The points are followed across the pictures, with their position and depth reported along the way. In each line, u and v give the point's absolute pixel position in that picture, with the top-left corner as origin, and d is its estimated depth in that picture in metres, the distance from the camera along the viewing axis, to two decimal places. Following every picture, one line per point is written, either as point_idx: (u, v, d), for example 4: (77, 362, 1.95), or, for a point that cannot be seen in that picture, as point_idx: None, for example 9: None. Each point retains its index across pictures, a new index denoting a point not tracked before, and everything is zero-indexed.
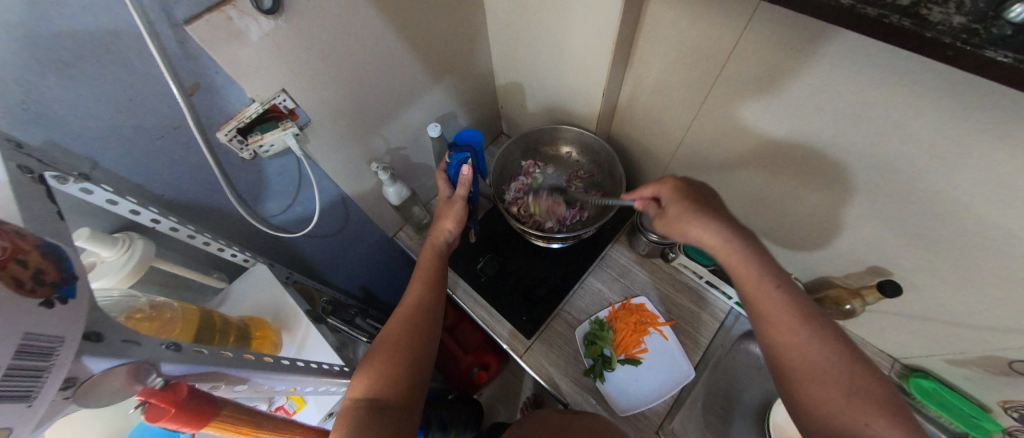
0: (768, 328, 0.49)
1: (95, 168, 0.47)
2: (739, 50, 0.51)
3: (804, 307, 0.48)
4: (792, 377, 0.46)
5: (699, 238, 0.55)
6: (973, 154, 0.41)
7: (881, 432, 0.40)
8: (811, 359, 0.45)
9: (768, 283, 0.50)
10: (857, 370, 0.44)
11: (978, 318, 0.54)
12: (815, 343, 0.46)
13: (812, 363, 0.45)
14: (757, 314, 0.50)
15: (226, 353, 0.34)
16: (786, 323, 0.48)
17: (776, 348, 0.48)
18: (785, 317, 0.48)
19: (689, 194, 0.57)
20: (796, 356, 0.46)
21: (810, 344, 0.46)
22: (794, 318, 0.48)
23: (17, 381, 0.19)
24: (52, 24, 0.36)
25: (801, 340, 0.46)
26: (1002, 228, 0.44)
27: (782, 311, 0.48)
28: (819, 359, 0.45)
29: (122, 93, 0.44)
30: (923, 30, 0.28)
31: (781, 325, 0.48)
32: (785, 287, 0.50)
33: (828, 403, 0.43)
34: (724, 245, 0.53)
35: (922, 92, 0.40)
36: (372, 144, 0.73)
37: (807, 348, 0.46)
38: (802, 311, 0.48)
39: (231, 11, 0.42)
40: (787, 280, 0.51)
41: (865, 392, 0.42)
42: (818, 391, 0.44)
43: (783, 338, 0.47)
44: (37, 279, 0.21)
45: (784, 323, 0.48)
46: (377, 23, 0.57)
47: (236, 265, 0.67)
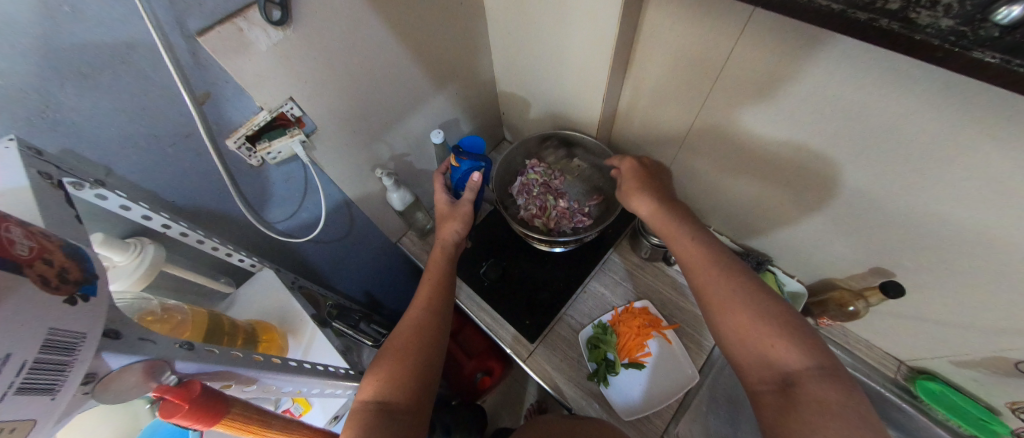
0: (691, 276, 0.56)
1: (109, 175, 0.49)
2: (734, 55, 0.52)
3: (718, 253, 0.55)
4: (712, 312, 0.52)
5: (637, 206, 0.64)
6: (968, 155, 0.41)
7: (785, 352, 0.45)
8: (719, 292, 0.51)
9: (689, 235, 0.58)
10: (768, 301, 0.49)
11: (982, 317, 0.54)
12: (728, 282, 0.52)
13: (721, 294, 0.51)
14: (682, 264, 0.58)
15: (236, 353, 0.35)
16: (703, 267, 0.54)
17: (699, 290, 0.54)
18: (703, 264, 0.55)
19: (637, 171, 0.67)
20: (713, 294, 0.52)
21: (724, 283, 0.52)
22: (709, 262, 0.54)
23: (44, 374, 0.20)
24: (74, 36, 0.38)
25: (716, 280, 0.53)
26: (1002, 227, 0.44)
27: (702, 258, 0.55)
28: (731, 293, 0.51)
29: (136, 102, 0.45)
30: (913, 34, 0.29)
31: (701, 269, 0.55)
32: (702, 241, 0.57)
33: (741, 331, 0.48)
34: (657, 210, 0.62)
35: (916, 94, 0.41)
36: (376, 150, 0.75)
37: (722, 285, 0.52)
38: (715, 256, 0.55)
39: (242, 22, 0.43)
40: (705, 232, 0.58)
41: (775, 318, 0.47)
42: (734, 321, 0.49)
43: (702, 281, 0.54)
44: (61, 278, 0.22)
45: (703, 271, 0.54)
46: (382, 33, 0.59)
47: (243, 271, 0.68)
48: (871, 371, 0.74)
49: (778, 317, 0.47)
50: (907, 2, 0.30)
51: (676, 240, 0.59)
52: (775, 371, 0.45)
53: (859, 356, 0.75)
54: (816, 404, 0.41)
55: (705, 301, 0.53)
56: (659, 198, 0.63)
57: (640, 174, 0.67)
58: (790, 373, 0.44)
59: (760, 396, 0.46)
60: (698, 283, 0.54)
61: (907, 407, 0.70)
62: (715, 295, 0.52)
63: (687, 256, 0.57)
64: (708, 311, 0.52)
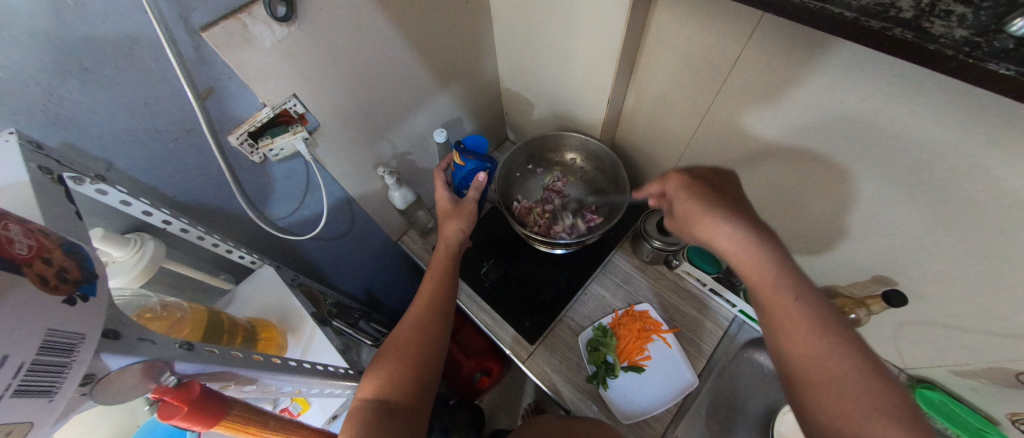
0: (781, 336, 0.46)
1: (109, 169, 0.48)
2: (743, 60, 0.52)
3: (824, 314, 0.44)
4: (810, 389, 0.42)
5: (717, 236, 0.51)
6: (977, 166, 0.41)
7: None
8: (825, 369, 0.41)
9: (787, 285, 0.47)
10: (892, 394, 0.39)
11: (984, 328, 0.54)
12: (838, 355, 0.42)
13: (828, 372, 0.41)
14: (769, 319, 0.47)
15: (236, 353, 0.34)
16: (804, 333, 0.44)
17: (791, 359, 0.44)
18: (802, 329, 0.44)
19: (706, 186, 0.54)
20: (815, 369, 0.42)
21: (826, 354, 0.42)
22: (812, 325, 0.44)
23: (42, 375, 0.20)
24: (76, 30, 0.37)
25: (822, 353, 0.42)
26: (1008, 241, 0.44)
27: (801, 318, 0.45)
28: (840, 374, 0.41)
29: (139, 96, 0.45)
30: (926, 43, 0.28)
31: (798, 331, 0.44)
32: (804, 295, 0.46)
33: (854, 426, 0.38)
34: (739, 245, 0.50)
35: (925, 104, 0.40)
36: (379, 148, 0.74)
37: (829, 362, 0.42)
38: (820, 319, 0.44)
39: (246, 18, 0.43)
40: (806, 285, 0.47)
41: (901, 418, 0.37)
42: (844, 412, 0.39)
43: (801, 348, 0.43)
44: (60, 277, 0.21)
45: (798, 332, 0.44)
46: (386, 31, 0.58)
47: (243, 267, 0.68)
48: None
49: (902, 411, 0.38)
50: (921, 12, 0.30)
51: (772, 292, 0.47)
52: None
53: None
54: None
55: (802, 376, 0.43)
56: (748, 229, 0.50)
57: (703, 189, 0.54)
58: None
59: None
60: (795, 350, 0.44)
61: None
62: (821, 374, 0.41)
63: (782, 311, 0.46)
64: (807, 389, 0.42)
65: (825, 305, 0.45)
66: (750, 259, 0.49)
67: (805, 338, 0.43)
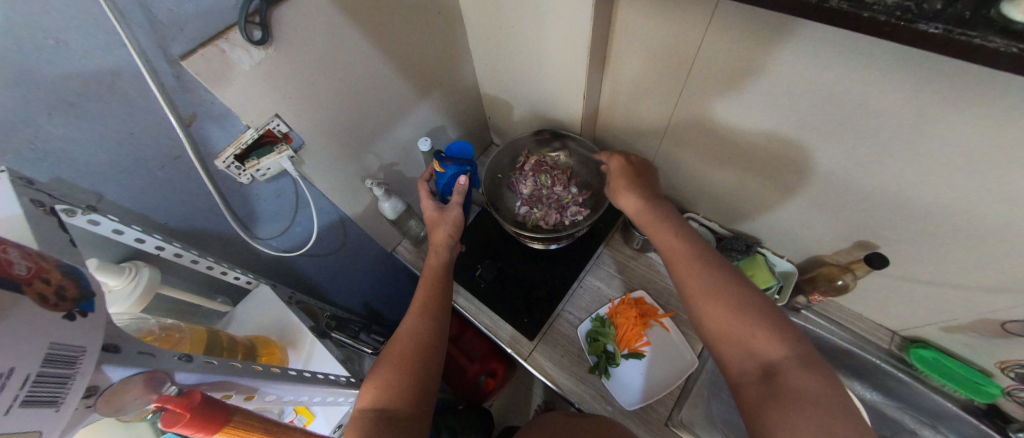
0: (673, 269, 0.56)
1: (100, 200, 0.49)
2: (703, 46, 0.54)
3: (700, 248, 0.56)
4: (696, 307, 0.52)
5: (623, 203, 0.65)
6: (933, 126, 0.43)
7: (769, 344, 0.46)
8: (706, 286, 0.52)
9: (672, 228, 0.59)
10: (751, 296, 0.50)
11: (964, 282, 0.56)
12: (710, 275, 0.52)
13: (708, 287, 0.51)
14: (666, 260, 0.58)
15: (235, 364, 0.36)
16: (685, 263, 0.55)
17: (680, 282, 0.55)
18: (686, 261, 0.55)
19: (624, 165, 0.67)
20: (695, 287, 0.53)
21: (705, 274, 0.53)
22: (692, 256, 0.55)
23: (47, 387, 0.21)
24: (58, 68, 0.39)
25: (699, 277, 0.53)
26: (973, 193, 0.46)
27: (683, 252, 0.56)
28: (716, 287, 0.51)
29: (124, 128, 0.46)
30: (860, 11, 0.30)
31: (681, 262, 0.56)
32: (684, 235, 0.58)
33: (725, 327, 0.49)
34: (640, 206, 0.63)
35: (876, 70, 0.42)
36: (365, 161, 0.75)
37: (704, 278, 0.52)
38: (697, 251, 0.56)
39: (223, 44, 0.45)
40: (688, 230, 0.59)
41: (758, 311, 0.48)
42: (716, 315, 0.50)
43: (685, 274, 0.54)
44: (58, 295, 0.23)
45: (682, 263, 0.55)
46: (362, 47, 0.60)
47: (239, 289, 0.69)
48: (866, 344, 0.75)
49: (761, 309, 0.48)
50: None
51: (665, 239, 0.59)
52: (758, 363, 0.46)
53: (853, 329, 0.77)
54: (801, 393, 0.42)
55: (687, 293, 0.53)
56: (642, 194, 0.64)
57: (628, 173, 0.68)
58: (774, 365, 0.45)
59: (742, 388, 0.47)
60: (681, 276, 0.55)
61: (903, 376, 0.72)
62: (701, 290, 0.52)
63: (670, 250, 0.58)
64: (693, 307, 0.52)
65: (700, 241, 0.57)
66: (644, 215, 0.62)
67: (689, 267, 0.54)
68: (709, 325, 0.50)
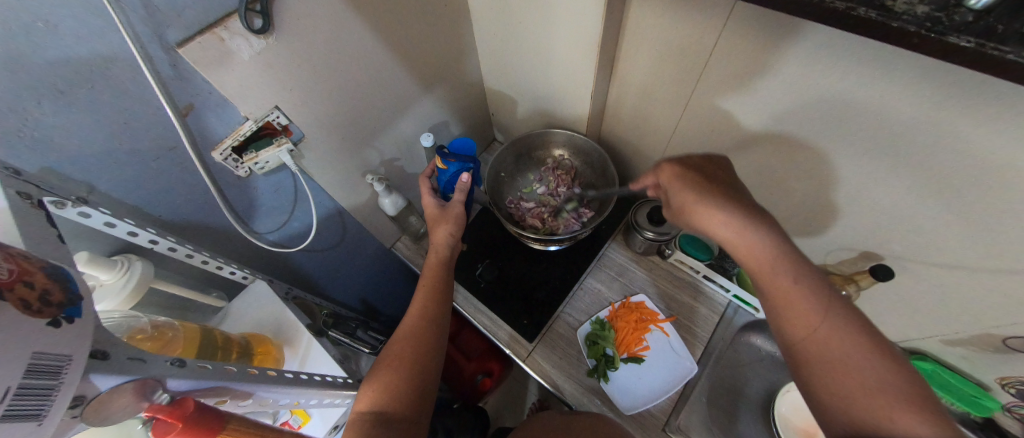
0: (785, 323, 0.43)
1: (91, 192, 0.48)
2: (718, 49, 0.52)
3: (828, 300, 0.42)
4: (813, 370, 0.40)
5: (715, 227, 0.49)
6: (950, 141, 0.42)
7: None
8: (835, 354, 0.39)
9: (783, 262, 0.45)
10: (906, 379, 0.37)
11: (969, 297, 0.56)
12: (845, 340, 0.39)
13: (839, 356, 0.39)
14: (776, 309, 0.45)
15: (230, 368, 0.34)
16: (808, 318, 0.42)
17: (800, 345, 0.42)
18: (807, 314, 0.42)
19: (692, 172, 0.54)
20: (822, 354, 0.40)
21: (834, 337, 0.40)
22: (812, 302, 0.42)
23: (30, 399, 0.19)
24: (48, 53, 0.37)
25: (830, 340, 0.40)
26: (985, 209, 0.45)
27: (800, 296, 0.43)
28: (853, 360, 0.38)
29: (118, 117, 0.45)
30: (889, 21, 0.29)
31: (798, 310, 0.43)
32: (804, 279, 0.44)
33: (860, 409, 0.37)
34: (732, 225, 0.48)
35: (895, 81, 0.41)
36: (366, 156, 0.74)
37: (833, 342, 0.40)
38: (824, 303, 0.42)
39: (222, 32, 0.43)
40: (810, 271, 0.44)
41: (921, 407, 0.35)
42: (856, 399, 0.37)
43: (800, 328, 0.42)
44: (43, 300, 0.21)
45: (801, 317, 0.42)
46: (366, 39, 0.58)
47: (235, 284, 0.68)
48: None
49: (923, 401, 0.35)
50: None
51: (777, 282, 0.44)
52: None
53: None
54: None
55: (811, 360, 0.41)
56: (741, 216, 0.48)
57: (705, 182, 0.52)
58: None
59: None
60: (796, 329, 0.42)
61: None
62: (833, 361, 0.39)
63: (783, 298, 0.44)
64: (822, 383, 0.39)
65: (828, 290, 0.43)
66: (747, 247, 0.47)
67: (811, 324, 0.41)
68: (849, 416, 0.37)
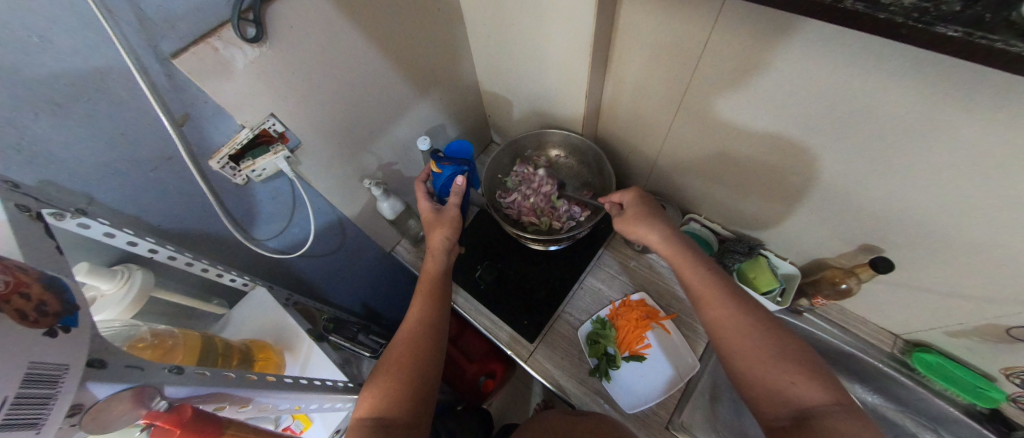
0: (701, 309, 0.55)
1: (90, 203, 0.48)
2: (709, 46, 0.52)
3: (731, 289, 0.55)
4: (723, 344, 0.51)
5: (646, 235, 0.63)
6: (945, 131, 0.42)
7: (804, 388, 0.45)
8: (739, 330, 0.51)
9: (699, 266, 0.58)
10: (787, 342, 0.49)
11: (970, 287, 0.55)
12: (744, 317, 0.52)
13: (741, 332, 0.51)
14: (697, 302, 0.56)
15: (229, 374, 0.35)
16: (720, 304, 0.54)
17: (708, 323, 0.54)
18: (717, 300, 0.54)
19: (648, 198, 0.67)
20: (727, 330, 0.52)
21: (737, 318, 0.52)
22: (721, 295, 0.54)
23: (27, 408, 0.20)
24: (45, 67, 0.38)
25: (735, 320, 0.52)
26: (985, 198, 0.45)
27: (713, 291, 0.55)
28: (749, 333, 0.50)
29: (115, 128, 0.45)
30: (876, 13, 0.29)
31: (713, 302, 0.54)
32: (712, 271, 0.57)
33: (759, 367, 0.48)
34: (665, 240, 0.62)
35: (886, 73, 0.41)
36: (363, 161, 0.74)
37: (739, 323, 0.51)
38: (728, 291, 0.55)
39: (216, 42, 0.43)
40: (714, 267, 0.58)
41: (791, 357, 0.47)
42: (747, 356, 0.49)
43: (713, 313, 0.54)
44: (39, 311, 0.22)
45: (714, 302, 0.54)
46: (360, 44, 0.58)
47: (235, 291, 0.68)
48: (869, 348, 0.75)
49: (797, 356, 0.48)
50: None
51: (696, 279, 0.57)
52: (792, 406, 0.45)
53: (856, 332, 0.76)
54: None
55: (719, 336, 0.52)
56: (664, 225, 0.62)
57: (650, 204, 0.67)
58: (809, 410, 0.44)
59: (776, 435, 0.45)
60: (708, 319, 0.54)
61: (905, 379, 0.71)
62: (735, 333, 0.51)
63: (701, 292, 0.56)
64: (722, 346, 0.52)
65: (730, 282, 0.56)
66: (670, 249, 0.61)
67: (719, 307, 0.53)
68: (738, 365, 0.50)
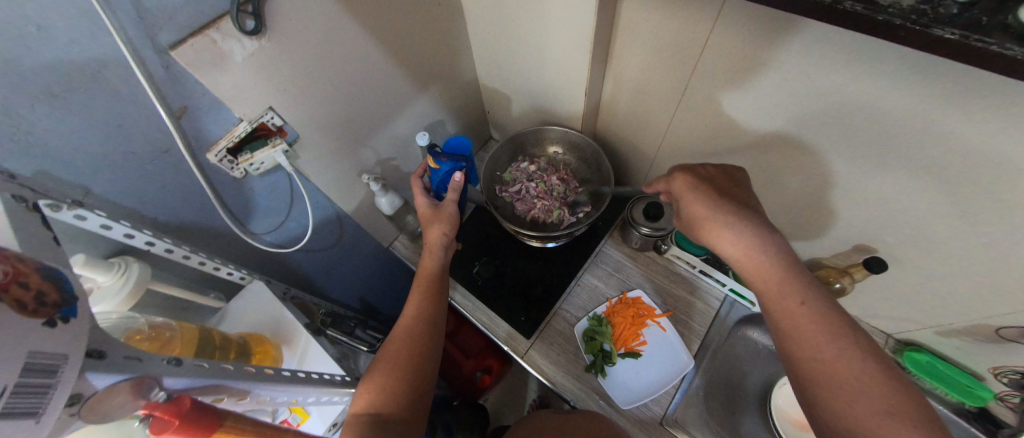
0: (792, 340, 0.46)
1: (87, 194, 0.48)
2: (710, 43, 0.52)
3: (833, 319, 0.45)
4: (822, 392, 0.42)
5: (721, 239, 0.52)
6: (941, 133, 0.42)
7: None
8: (837, 373, 0.42)
9: (792, 287, 0.48)
10: (901, 396, 0.40)
11: (959, 287, 0.56)
12: (847, 358, 0.42)
13: (841, 377, 0.42)
14: (787, 329, 0.47)
15: (227, 366, 0.35)
16: (818, 337, 0.44)
17: (801, 360, 0.45)
18: (813, 333, 0.45)
19: (702, 187, 0.54)
20: (829, 371, 0.43)
21: (839, 361, 0.43)
22: (819, 327, 0.45)
23: (26, 397, 0.20)
24: (41, 57, 0.37)
25: (836, 360, 0.43)
26: (978, 200, 0.45)
27: (807, 320, 0.45)
28: (853, 382, 0.41)
29: (112, 119, 0.45)
30: (875, 14, 0.29)
31: (807, 335, 0.45)
32: (809, 292, 0.47)
33: (867, 429, 0.39)
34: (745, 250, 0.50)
35: (884, 74, 0.41)
36: (361, 155, 0.74)
37: (839, 364, 0.42)
38: (829, 320, 0.45)
39: (215, 33, 0.43)
40: (811, 284, 0.47)
41: (913, 419, 0.38)
42: (851, 408, 0.41)
43: (806, 349, 0.44)
44: (38, 301, 0.21)
45: (810, 336, 0.45)
46: (360, 38, 0.58)
47: (232, 285, 0.68)
48: None
49: (918, 419, 0.38)
50: None
51: (786, 301, 0.47)
52: None
53: None
54: None
55: (814, 379, 0.43)
56: (744, 226, 0.51)
57: (708, 190, 0.54)
58: None
59: None
60: (802, 354, 0.45)
61: None
62: (833, 380, 0.42)
63: (788, 317, 0.47)
64: (818, 391, 0.43)
65: (833, 308, 0.46)
66: (750, 259, 0.50)
67: (819, 342, 0.44)
68: (839, 420, 0.41)
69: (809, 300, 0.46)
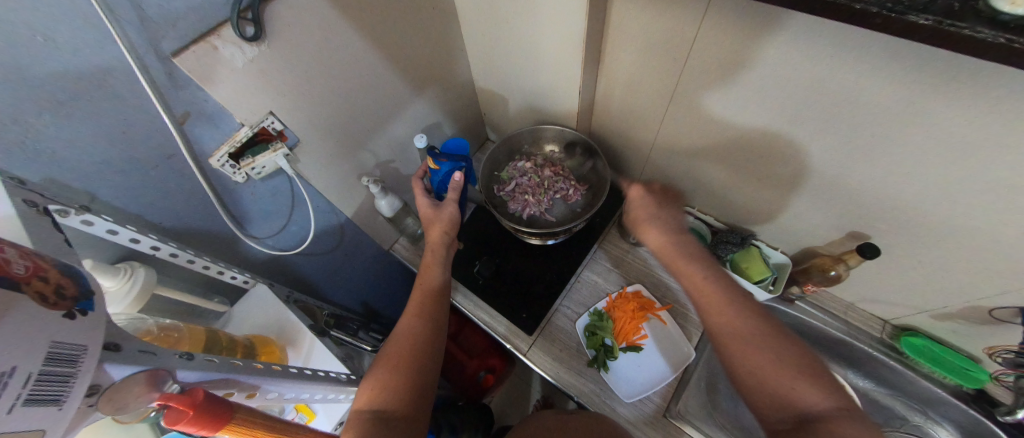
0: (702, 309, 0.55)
1: (93, 200, 0.49)
2: (699, 38, 0.54)
3: (732, 291, 0.55)
4: (724, 348, 0.51)
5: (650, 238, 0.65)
6: (924, 117, 0.44)
7: (806, 393, 0.44)
8: (734, 330, 0.51)
9: (700, 268, 0.58)
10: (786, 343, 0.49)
11: (950, 270, 0.58)
12: (743, 317, 0.52)
13: (737, 333, 0.51)
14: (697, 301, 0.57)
15: (236, 361, 0.36)
16: (721, 304, 0.54)
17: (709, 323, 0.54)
18: (717, 300, 0.54)
19: (648, 197, 0.68)
20: (728, 330, 0.52)
21: (739, 320, 0.52)
22: (723, 300, 0.54)
23: (49, 385, 0.21)
24: (47, 66, 0.38)
25: (736, 320, 0.52)
26: (964, 182, 0.47)
27: (712, 292, 0.55)
28: (747, 334, 0.50)
29: (116, 126, 0.46)
30: (853, 3, 0.30)
31: (713, 303, 0.54)
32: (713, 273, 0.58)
33: (760, 371, 0.47)
34: (666, 245, 0.63)
35: (866, 62, 0.43)
36: (360, 158, 0.75)
37: (735, 322, 0.52)
38: (727, 291, 0.55)
39: (215, 40, 0.44)
40: (714, 267, 0.59)
41: (793, 361, 0.47)
42: (748, 357, 0.49)
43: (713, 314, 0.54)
44: (58, 294, 0.23)
45: (714, 303, 0.54)
46: (357, 43, 0.59)
47: (235, 289, 0.69)
48: (859, 334, 0.77)
49: (798, 359, 0.47)
50: None
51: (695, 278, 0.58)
52: (792, 412, 0.44)
53: (846, 319, 0.78)
54: None
55: (719, 338, 0.52)
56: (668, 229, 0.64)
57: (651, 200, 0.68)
58: (811, 415, 0.43)
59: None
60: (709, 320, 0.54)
61: (895, 364, 0.74)
62: (733, 335, 0.51)
63: (700, 290, 0.57)
64: (721, 346, 0.52)
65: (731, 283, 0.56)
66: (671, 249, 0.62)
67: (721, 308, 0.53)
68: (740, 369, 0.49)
69: (710, 276, 0.57)
